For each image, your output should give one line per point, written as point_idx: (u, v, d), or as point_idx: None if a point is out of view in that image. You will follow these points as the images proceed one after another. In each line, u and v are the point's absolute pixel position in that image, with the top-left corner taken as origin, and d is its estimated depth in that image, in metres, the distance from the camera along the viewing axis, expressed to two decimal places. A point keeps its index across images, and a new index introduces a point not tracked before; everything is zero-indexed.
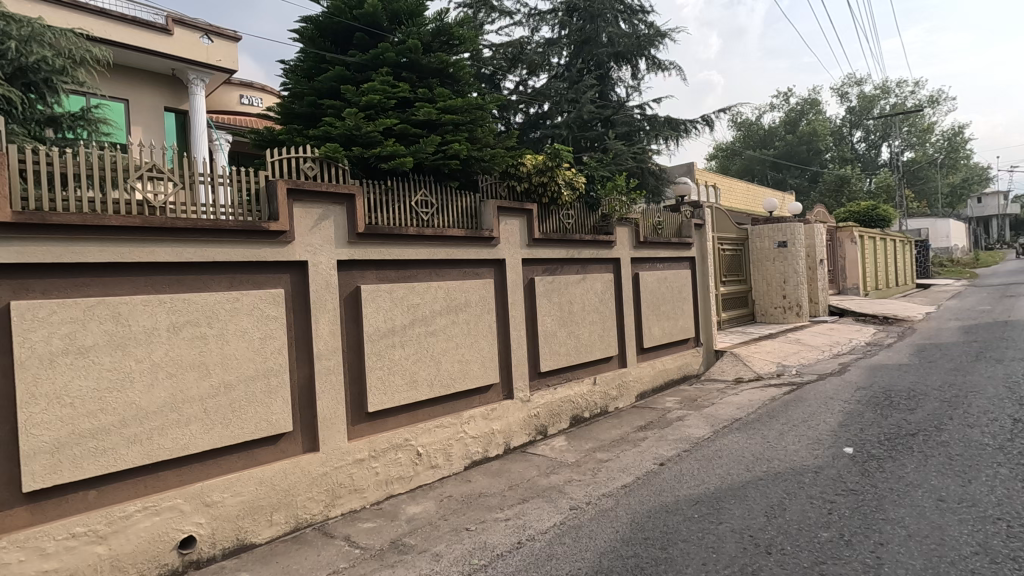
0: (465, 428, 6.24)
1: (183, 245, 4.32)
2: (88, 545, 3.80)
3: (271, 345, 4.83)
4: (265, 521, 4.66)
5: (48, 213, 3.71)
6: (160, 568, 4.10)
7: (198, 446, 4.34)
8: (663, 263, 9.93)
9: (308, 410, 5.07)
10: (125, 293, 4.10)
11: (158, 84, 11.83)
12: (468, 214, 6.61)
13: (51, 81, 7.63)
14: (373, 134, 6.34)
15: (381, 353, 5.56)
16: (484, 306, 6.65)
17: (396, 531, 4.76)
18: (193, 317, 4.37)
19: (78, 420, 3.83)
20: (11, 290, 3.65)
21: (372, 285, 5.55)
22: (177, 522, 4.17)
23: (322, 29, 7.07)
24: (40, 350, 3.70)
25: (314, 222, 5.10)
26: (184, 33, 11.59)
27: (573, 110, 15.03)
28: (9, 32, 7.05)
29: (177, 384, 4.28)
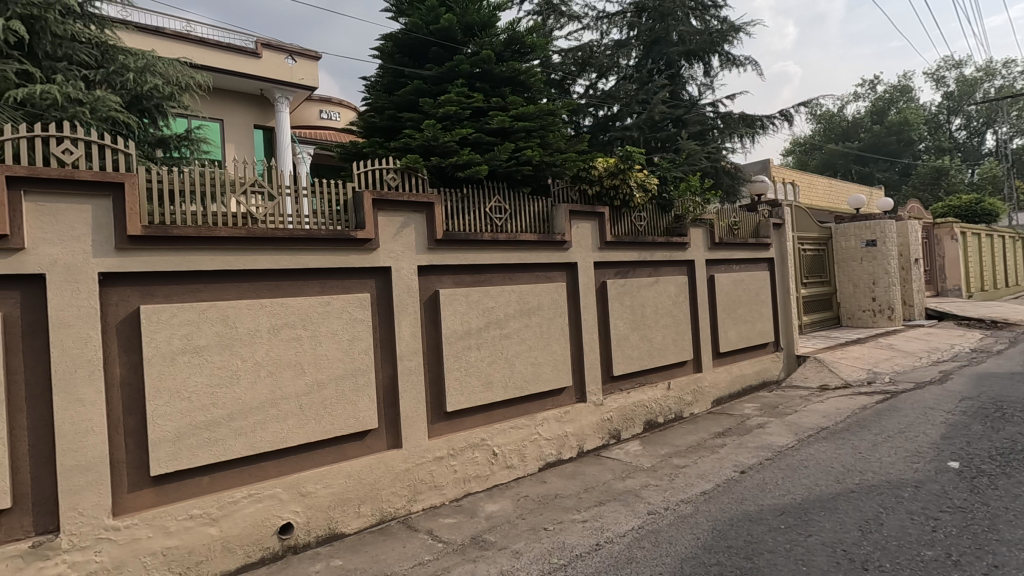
0: (539, 429, 6.33)
1: (280, 254, 4.68)
2: (203, 526, 4.20)
3: (358, 346, 5.12)
4: (354, 512, 4.94)
5: (168, 227, 4.14)
6: (263, 551, 4.45)
7: (295, 439, 4.68)
8: (740, 265, 9.58)
9: (392, 408, 5.33)
10: (232, 298, 4.49)
11: (248, 103, 12.78)
12: (541, 219, 6.71)
13: (161, 107, 8.49)
14: (450, 144, 6.55)
15: (458, 355, 5.76)
16: (557, 309, 6.71)
17: (477, 527, 4.91)
18: (290, 320, 4.73)
19: (194, 413, 4.24)
20: (141, 295, 4.12)
21: (450, 289, 5.76)
22: (276, 509, 4.52)
23: (400, 45, 7.36)
24: (164, 349, 4.14)
25: (396, 229, 5.38)
26: (272, 55, 12.46)
27: (644, 111, 14.76)
28: (127, 65, 7.97)
29: (277, 382, 4.63)
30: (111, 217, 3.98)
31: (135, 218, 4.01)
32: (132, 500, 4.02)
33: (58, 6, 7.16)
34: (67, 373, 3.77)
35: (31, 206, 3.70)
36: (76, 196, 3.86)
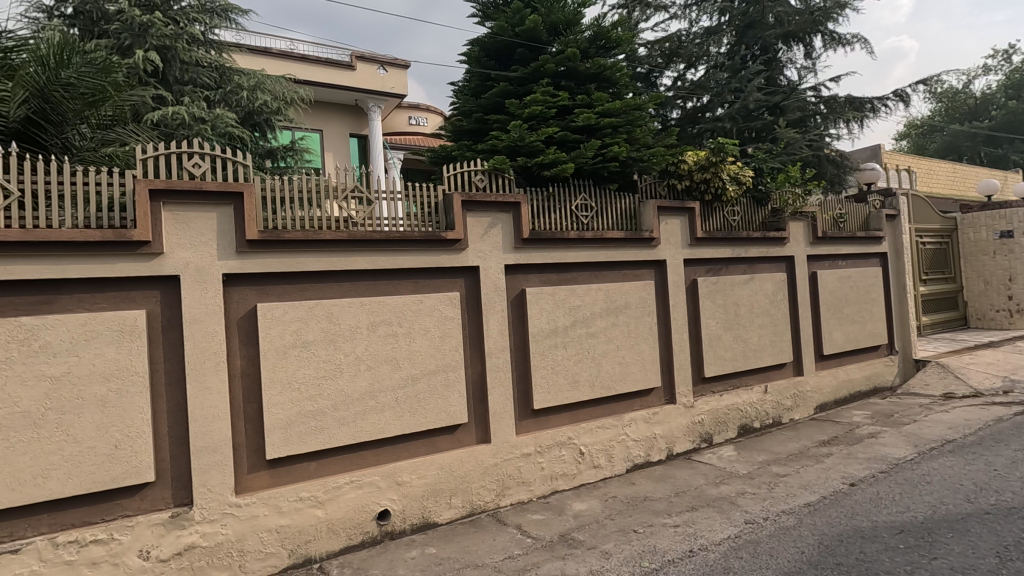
0: (627, 430, 6.23)
1: (377, 255, 4.95)
2: (311, 508, 4.54)
3: (449, 342, 5.30)
4: (445, 503, 5.13)
5: (280, 232, 4.51)
6: (363, 534, 4.74)
7: (391, 431, 4.93)
8: (846, 261, 8.86)
9: (481, 404, 5.47)
10: (335, 296, 4.80)
11: (344, 113, 13.58)
12: (628, 216, 6.59)
13: (271, 121, 9.27)
14: (535, 144, 6.59)
15: (545, 353, 5.79)
16: (645, 307, 6.55)
17: (565, 525, 4.92)
18: (386, 317, 4.98)
19: (303, 403, 4.59)
20: (257, 294, 4.51)
21: (536, 287, 5.81)
22: (375, 496, 4.79)
23: (486, 49, 7.49)
24: (277, 343, 4.51)
25: (484, 230, 5.50)
26: (365, 67, 13.16)
27: (737, 100, 13.99)
28: (241, 84, 8.80)
29: (375, 376, 4.90)
30: (232, 224, 4.39)
31: (252, 224, 4.40)
32: (252, 481, 4.42)
33: (185, 35, 8.24)
34: (198, 364, 4.22)
35: (168, 215, 4.17)
36: (203, 205, 4.30)
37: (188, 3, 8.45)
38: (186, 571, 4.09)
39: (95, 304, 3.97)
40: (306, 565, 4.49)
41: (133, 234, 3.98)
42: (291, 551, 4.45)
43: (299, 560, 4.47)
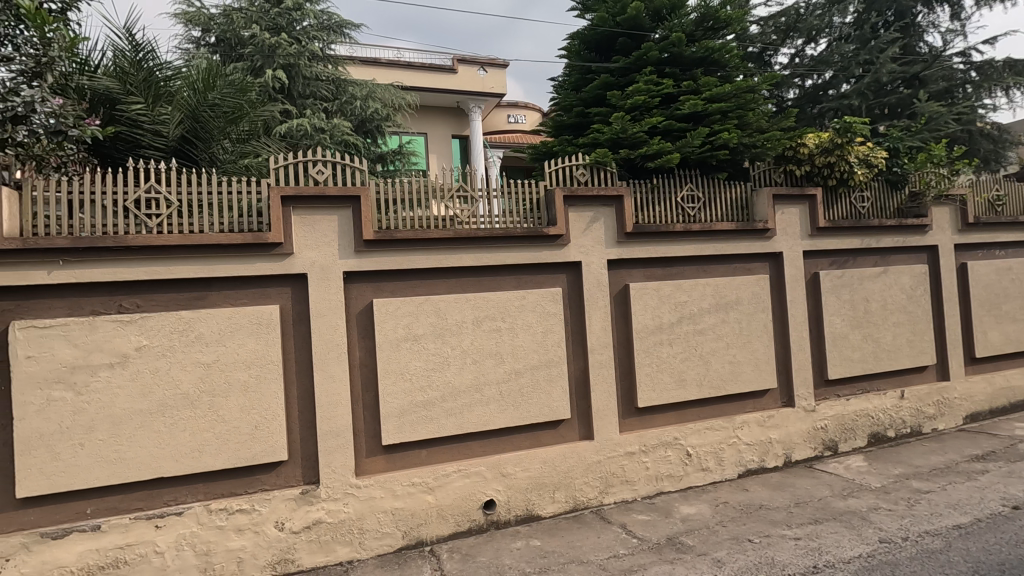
0: (738, 433, 5.90)
1: (481, 252, 5.09)
2: (422, 494, 4.78)
3: (551, 338, 5.32)
4: (549, 497, 5.18)
5: (393, 231, 4.78)
6: (470, 522, 4.92)
7: (496, 423, 5.06)
8: (1006, 249, 7.69)
9: (583, 400, 5.44)
10: (443, 292, 5.01)
11: (447, 115, 14.08)
12: (739, 206, 6.21)
13: (381, 127, 9.92)
14: (638, 135, 6.37)
15: (650, 350, 5.63)
16: (759, 303, 6.14)
17: (673, 528, 4.76)
18: (490, 313, 5.11)
19: (414, 393, 4.84)
20: (373, 290, 4.82)
21: (640, 282, 5.65)
22: (481, 486, 4.96)
23: (586, 42, 7.28)
24: (391, 336, 4.80)
25: (586, 225, 5.45)
26: (466, 69, 13.54)
27: (867, 74, 12.61)
28: (355, 94, 9.49)
29: (480, 369, 5.05)
30: (351, 225, 4.73)
31: (368, 225, 4.70)
32: (370, 464, 4.75)
33: (306, 52, 9.00)
34: (323, 354, 4.61)
35: (297, 219, 4.58)
36: (326, 208, 4.66)
37: (308, 23, 9.23)
38: (314, 543, 4.49)
39: (238, 300, 4.46)
40: (418, 546, 4.75)
41: (268, 237, 4.41)
42: (405, 532, 4.72)
43: (412, 541, 4.74)
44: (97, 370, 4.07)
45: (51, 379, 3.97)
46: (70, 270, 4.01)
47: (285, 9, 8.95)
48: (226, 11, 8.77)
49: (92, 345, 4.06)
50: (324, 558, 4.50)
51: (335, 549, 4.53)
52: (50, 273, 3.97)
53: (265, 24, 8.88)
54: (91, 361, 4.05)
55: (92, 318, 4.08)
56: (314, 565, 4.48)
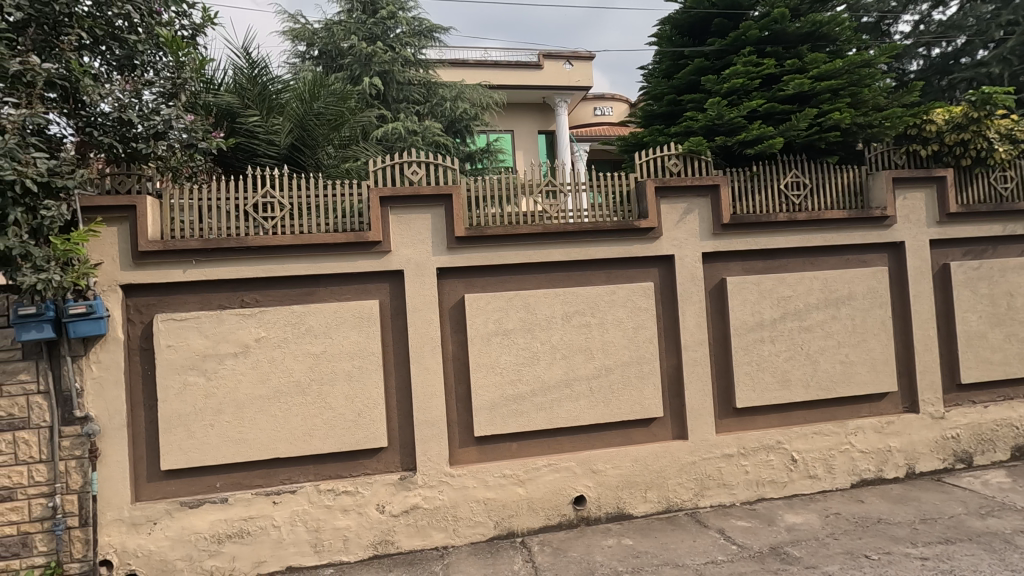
0: (851, 439, 5.44)
1: (570, 247, 5.06)
2: (513, 486, 4.87)
3: (643, 333, 5.19)
4: (641, 496, 5.07)
5: (483, 228, 4.88)
6: (560, 516, 4.93)
7: (586, 419, 5.02)
8: None
9: (677, 398, 5.26)
10: (532, 287, 5.04)
11: (533, 111, 14.14)
12: (852, 192, 5.69)
13: (469, 126, 10.19)
14: (737, 120, 5.99)
15: (750, 348, 5.32)
16: (876, 298, 5.60)
17: (776, 537, 4.48)
18: (580, 308, 5.07)
19: (505, 387, 4.92)
20: (465, 286, 4.95)
21: (739, 276, 5.36)
22: (571, 481, 4.95)
23: (678, 27, 6.98)
24: (482, 331, 4.90)
25: (680, 216, 5.25)
26: (552, 63, 13.47)
27: (1011, 36, 11.05)
28: (445, 95, 9.81)
29: (570, 364, 5.03)
30: (444, 223, 4.87)
31: (460, 222, 4.83)
32: (463, 454, 4.89)
33: (399, 59, 9.43)
34: (419, 347, 4.81)
35: (394, 218, 4.80)
36: (420, 207, 4.84)
37: (401, 30, 9.66)
38: (412, 528, 4.71)
39: (342, 295, 4.76)
40: (510, 537, 4.84)
41: (368, 236, 4.67)
42: (496, 522, 4.83)
43: (504, 532, 4.84)
44: (224, 358, 4.52)
45: (187, 365, 4.47)
46: (201, 269, 4.49)
47: (380, 19, 9.44)
48: (327, 25, 9.38)
49: (220, 336, 4.52)
50: (421, 542, 4.72)
51: (431, 534, 4.73)
52: (185, 272, 4.47)
53: (363, 34, 9.38)
54: (219, 350, 4.51)
55: (219, 311, 4.54)
56: (412, 548, 4.71)
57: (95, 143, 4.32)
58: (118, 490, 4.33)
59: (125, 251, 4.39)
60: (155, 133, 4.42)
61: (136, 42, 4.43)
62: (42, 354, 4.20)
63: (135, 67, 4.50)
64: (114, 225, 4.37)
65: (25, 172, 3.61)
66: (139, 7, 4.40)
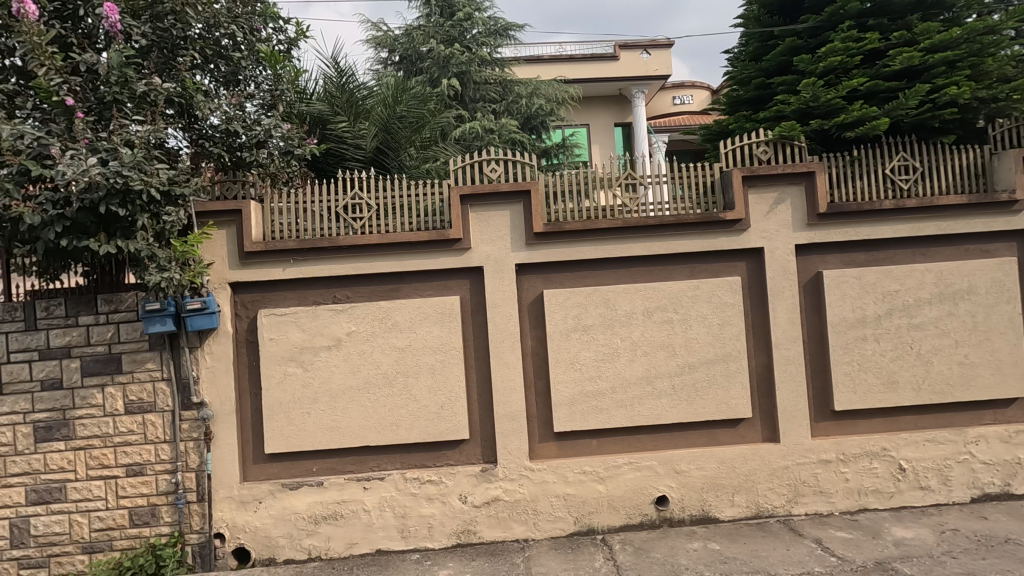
0: (971, 449, 4.92)
1: (651, 240, 4.93)
2: (593, 483, 4.83)
3: (729, 330, 4.96)
4: (728, 500, 4.87)
5: (562, 223, 4.86)
6: (642, 516, 4.84)
7: (668, 418, 4.89)
8: None
9: (767, 398, 4.99)
10: (612, 282, 4.97)
11: (609, 104, 13.88)
12: (972, 173, 5.11)
13: (545, 122, 10.22)
14: (835, 101, 5.57)
15: (850, 347, 4.95)
16: (1002, 292, 5.01)
17: (882, 552, 4.15)
18: (662, 304, 4.93)
19: (584, 383, 4.89)
20: (544, 281, 4.96)
21: (837, 269, 4.98)
22: (654, 481, 4.84)
23: (767, 5, 6.58)
24: (561, 326, 4.90)
25: (770, 207, 4.96)
26: (629, 54, 13.16)
27: None
28: (520, 92, 9.89)
29: (651, 361, 4.91)
30: (522, 219, 4.91)
31: (538, 218, 4.85)
32: (542, 449, 4.92)
33: (476, 59, 9.59)
34: (499, 342, 4.88)
35: (474, 215, 4.90)
36: (499, 204, 4.90)
37: (477, 31, 9.82)
38: (493, 519, 4.81)
39: (425, 291, 4.93)
40: (590, 534, 4.82)
41: (449, 234, 4.80)
42: (576, 518, 4.83)
43: (584, 528, 4.83)
44: (319, 351, 4.82)
45: (287, 357, 4.81)
46: (298, 268, 4.81)
47: (457, 21, 9.64)
48: (407, 31, 9.71)
49: (315, 330, 4.82)
50: (502, 533, 4.80)
51: (511, 526, 4.81)
52: (285, 270, 4.81)
53: (441, 37, 9.63)
54: (314, 343, 4.81)
55: (314, 307, 4.84)
56: (494, 539, 4.81)
57: (206, 153, 4.74)
58: (229, 470, 4.75)
59: (233, 251, 4.78)
60: (257, 142, 4.81)
61: (240, 59, 4.82)
62: (165, 346, 4.68)
63: (239, 81, 4.90)
64: (223, 228, 4.77)
65: (150, 182, 4.00)
66: (242, 26, 4.79)
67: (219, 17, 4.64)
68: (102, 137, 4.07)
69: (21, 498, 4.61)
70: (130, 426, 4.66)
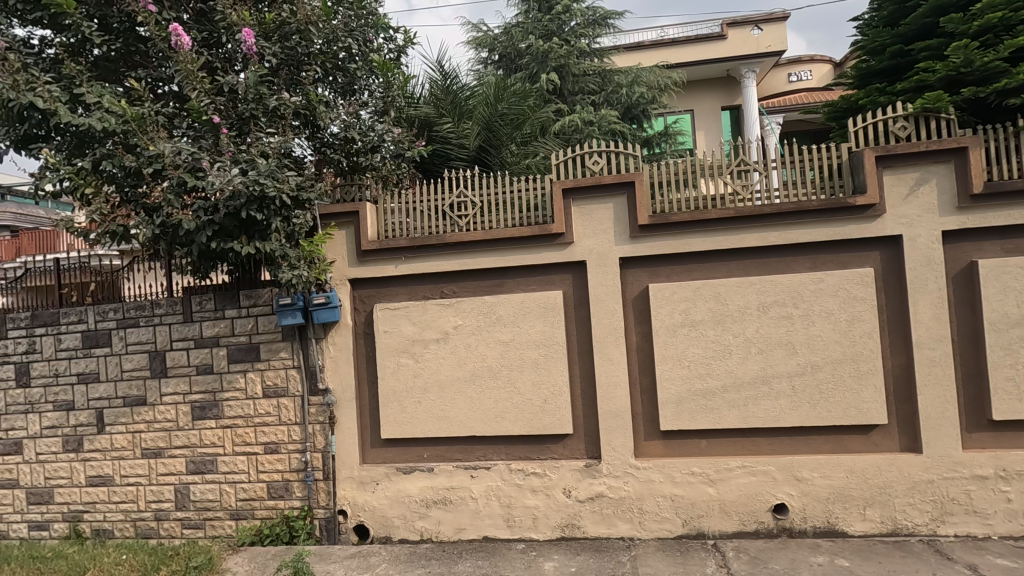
0: None
1: (767, 230, 4.59)
2: (703, 485, 4.63)
3: (860, 327, 4.50)
4: (858, 513, 4.46)
5: (668, 215, 4.69)
6: (758, 524, 4.57)
7: (788, 421, 4.55)
8: None
9: (907, 403, 4.48)
10: (723, 275, 4.70)
11: (717, 87, 13.10)
12: None
13: (646, 110, 9.92)
14: (994, 64, 4.85)
15: (1014, 348, 4.29)
16: None
17: None
18: (780, 298, 4.59)
19: (693, 381, 4.68)
20: (649, 275, 4.82)
21: (996, 259, 4.34)
22: (771, 488, 4.54)
23: None
24: (667, 322, 4.73)
25: (910, 189, 4.42)
26: (738, 31, 12.33)
27: None
28: (620, 82, 9.66)
29: (768, 359, 4.59)
30: (626, 212, 4.79)
31: (643, 210, 4.71)
32: (648, 447, 4.79)
33: (575, 51, 9.50)
34: (603, 337, 4.82)
35: (576, 209, 4.86)
36: (602, 197, 4.82)
37: (576, 22, 9.73)
38: (598, 515, 4.77)
39: (528, 286, 4.98)
40: (700, 538, 4.64)
41: (552, 228, 4.81)
42: (685, 521, 4.66)
43: (693, 531, 4.65)
44: (429, 343, 5.05)
45: (400, 349, 5.09)
46: (409, 264, 5.07)
47: (555, 15, 9.62)
48: (507, 29, 9.83)
49: (424, 323, 5.06)
50: (607, 530, 4.76)
51: (616, 524, 4.75)
52: (397, 267, 5.09)
53: (539, 32, 9.65)
54: (424, 336, 5.05)
55: (424, 302, 5.08)
56: (598, 535, 4.78)
57: (328, 159, 5.15)
58: (350, 452, 5.13)
59: (352, 250, 5.15)
60: (371, 147, 5.14)
61: (355, 70, 5.17)
62: (295, 336, 5.16)
63: (354, 91, 5.26)
64: (343, 228, 5.14)
65: (282, 188, 4.42)
66: (357, 38, 5.13)
67: (337, 32, 5.00)
68: (243, 150, 4.54)
69: (183, 467, 5.31)
70: (268, 409, 5.19)
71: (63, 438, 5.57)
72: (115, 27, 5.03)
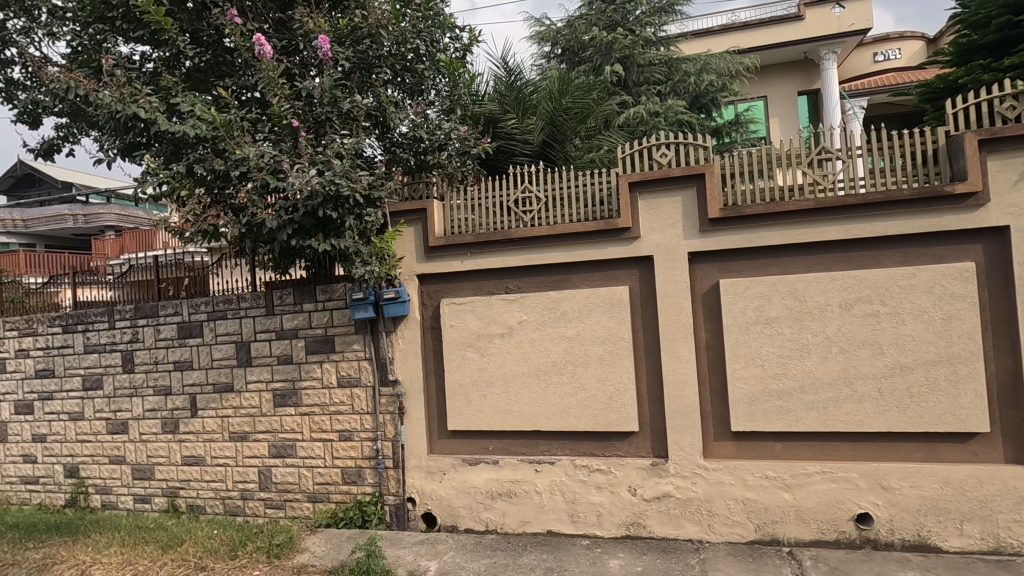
0: None
1: (851, 222, 4.31)
2: (778, 490, 4.43)
3: (958, 327, 4.14)
4: (954, 528, 4.13)
5: (741, 207, 4.50)
6: (839, 533, 4.34)
7: (873, 425, 4.27)
8: None
9: (1013, 411, 4.08)
10: (801, 270, 4.47)
11: (794, 71, 12.41)
12: None
13: (715, 98, 9.56)
14: None
15: None
16: None
17: None
18: (865, 294, 4.30)
19: (767, 380, 4.49)
20: (719, 270, 4.65)
21: None
22: (854, 496, 4.28)
23: None
24: (740, 319, 4.55)
25: (1020, 175, 4.01)
26: (818, 11, 11.58)
27: None
28: (688, 70, 9.34)
29: (851, 360, 4.32)
30: (696, 205, 4.64)
31: (714, 203, 4.54)
32: (718, 448, 4.64)
33: (640, 41, 9.27)
34: (671, 334, 4.70)
35: (643, 203, 4.76)
36: (671, 190, 4.69)
37: (641, 11, 9.50)
38: (665, 515, 4.68)
39: (593, 282, 4.93)
40: (774, 544, 4.45)
41: (618, 223, 4.74)
42: (758, 526, 4.49)
43: (767, 537, 4.48)
44: (494, 338, 5.12)
45: (465, 343, 5.19)
46: (474, 260, 5.15)
47: (619, 4, 9.43)
48: (570, 22, 9.73)
49: (490, 318, 5.13)
50: (674, 531, 4.66)
51: (684, 525, 4.64)
52: (463, 263, 5.18)
53: (603, 23, 9.49)
54: (490, 331, 5.13)
55: (489, 297, 5.14)
56: (665, 535, 4.69)
57: (397, 159, 5.32)
58: (418, 443, 5.29)
59: (419, 246, 5.29)
60: (438, 145, 5.27)
61: (423, 70, 5.31)
62: (367, 329, 5.37)
63: (422, 91, 5.41)
64: (412, 225, 5.30)
65: (356, 187, 4.60)
66: (424, 39, 5.27)
67: (406, 34, 5.16)
68: (319, 151, 4.77)
69: (265, 451, 5.68)
70: (342, 398, 5.44)
71: (162, 420, 6.09)
72: (205, 40, 5.43)
